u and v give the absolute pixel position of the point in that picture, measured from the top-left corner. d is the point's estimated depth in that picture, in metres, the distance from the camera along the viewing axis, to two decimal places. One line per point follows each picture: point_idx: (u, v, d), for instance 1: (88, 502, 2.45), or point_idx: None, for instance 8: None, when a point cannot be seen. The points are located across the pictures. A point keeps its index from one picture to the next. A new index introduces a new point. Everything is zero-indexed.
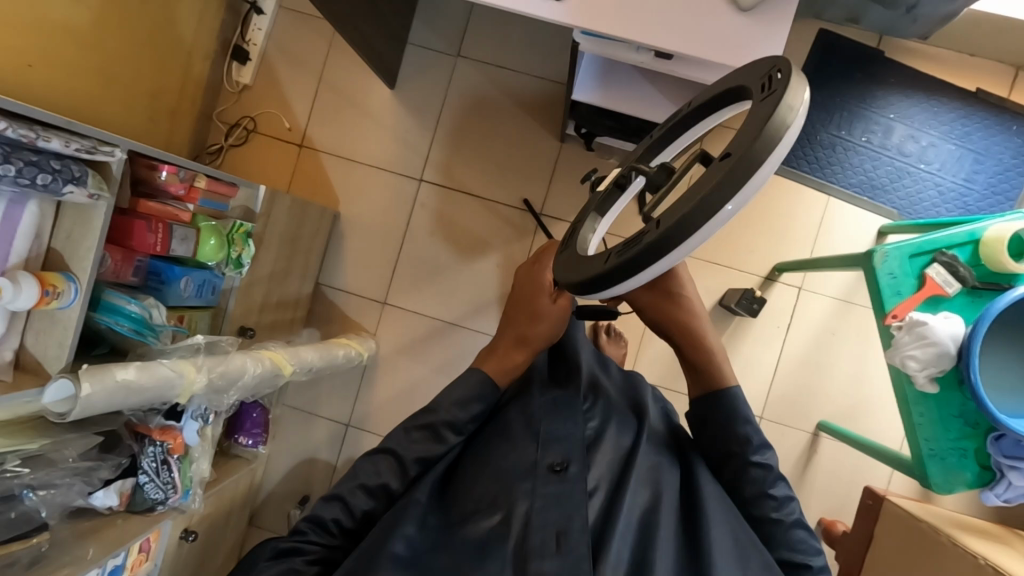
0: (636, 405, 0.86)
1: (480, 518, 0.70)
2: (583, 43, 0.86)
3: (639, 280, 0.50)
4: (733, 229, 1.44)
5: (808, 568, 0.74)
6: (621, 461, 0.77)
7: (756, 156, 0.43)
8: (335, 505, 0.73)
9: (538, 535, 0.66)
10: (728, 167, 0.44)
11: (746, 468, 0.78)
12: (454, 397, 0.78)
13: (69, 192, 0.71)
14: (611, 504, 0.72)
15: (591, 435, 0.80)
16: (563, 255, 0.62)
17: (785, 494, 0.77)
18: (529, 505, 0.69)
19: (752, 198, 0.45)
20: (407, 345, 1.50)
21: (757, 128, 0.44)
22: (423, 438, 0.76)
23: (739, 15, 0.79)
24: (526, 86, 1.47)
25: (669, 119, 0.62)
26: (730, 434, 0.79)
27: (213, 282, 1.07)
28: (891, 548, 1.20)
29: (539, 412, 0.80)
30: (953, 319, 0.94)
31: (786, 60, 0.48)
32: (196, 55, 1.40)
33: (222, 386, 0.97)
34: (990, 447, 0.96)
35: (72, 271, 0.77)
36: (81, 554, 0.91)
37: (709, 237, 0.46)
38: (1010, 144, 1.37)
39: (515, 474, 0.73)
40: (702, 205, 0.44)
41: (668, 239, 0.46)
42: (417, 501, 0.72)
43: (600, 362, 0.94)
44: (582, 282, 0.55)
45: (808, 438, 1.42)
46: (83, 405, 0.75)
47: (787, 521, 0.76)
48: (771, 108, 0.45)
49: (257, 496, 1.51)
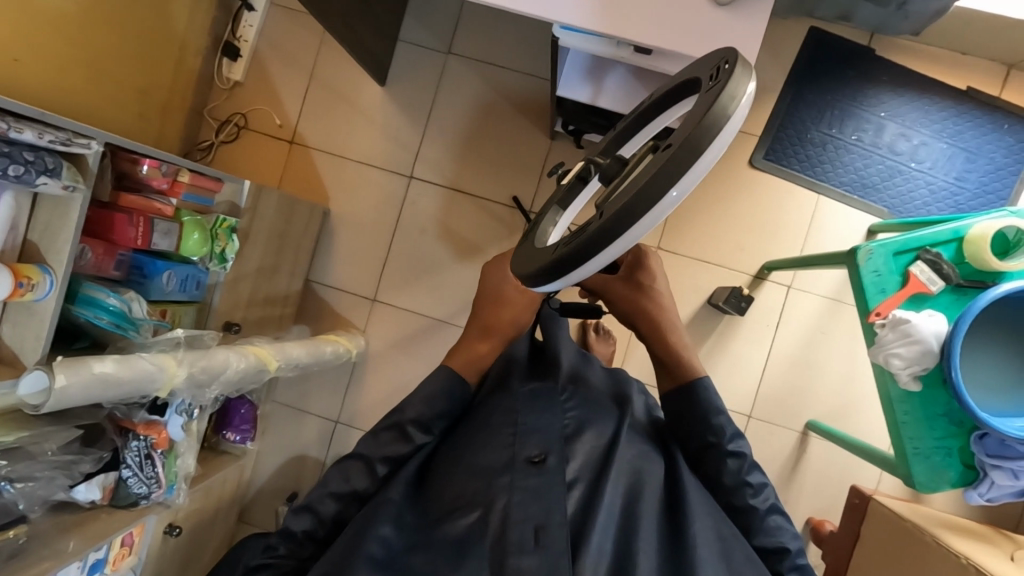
0: (619, 396, 0.82)
1: (456, 517, 0.63)
2: (562, 38, 0.86)
3: (588, 269, 0.50)
4: (724, 227, 1.44)
5: (786, 552, 0.71)
6: (602, 451, 0.70)
7: (698, 142, 0.44)
8: (305, 516, 0.67)
9: (516, 529, 0.60)
10: (671, 153, 0.45)
11: (720, 457, 0.75)
12: (423, 395, 0.74)
13: (43, 183, 0.71)
14: (591, 496, 0.65)
15: (570, 426, 0.72)
16: (522, 249, 0.62)
17: (760, 481, 0.74)
18: (508, 500, 0.62)
19: (696, 185, 0.46)
20: (396, 342, 1.50)
21: (700, 116, 0.45)
22: (393, 437, 0.71)
23: (719, 10, 0.79)
24: (517, 84, 1.47)
25: (629, 117, 0.63)
26: (705, 424, 0.77)
27: (197, 277, 1.08)
28: (875, 550, 1.21)
29: (520, 407, 0.72)
30: (937, 317, 0.94)
31: (734, 52, 0.49)
32: (186, 51, 1.41)
33: (204, 380, 0.97)
34: (974, 446, 0.95)
35: (49, 264, 0.78)
36: (61, 548, 0.92)
37: (655, 223, 0.46)
38: (1001, 143, 1.37)
39: (494, 469, 0.65)
40: (648, 190, 0.45)
41: (615, 224, 0.46)
42: (391, 500, 0.66)
43: (584, 355, 0.90)
44: (534, 272, 0.54)
45: (797, 438, 1.42)
46: (58, 397, 0.75)
47: (763, 509, 0.73)
48: (714, 98, 0.46)
49: (247, 493, 1.51)
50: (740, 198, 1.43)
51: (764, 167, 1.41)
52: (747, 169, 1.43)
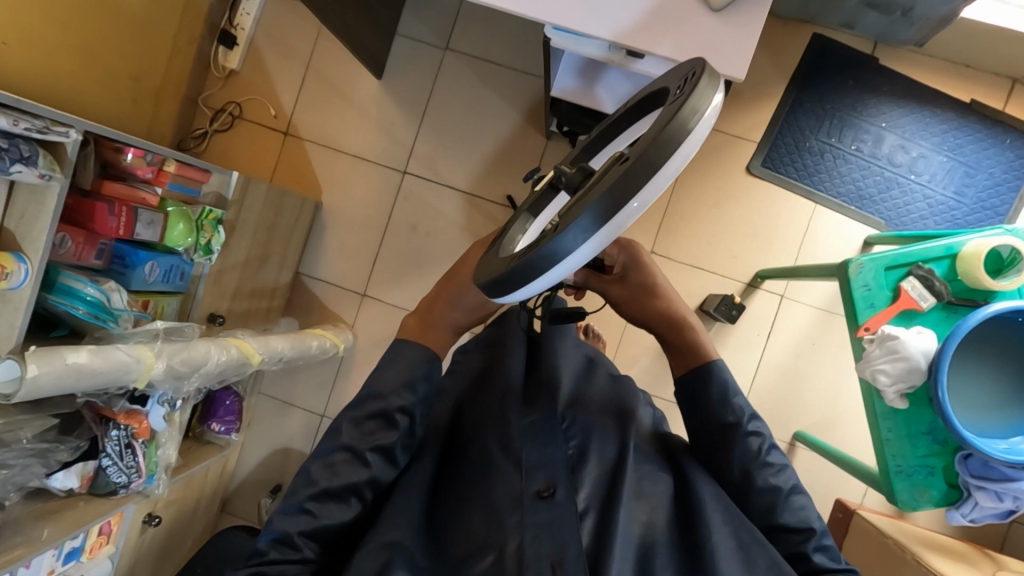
0: (623, 410, 0.79)
1: (474, 561, 0.61)
2: (554, 40, 0.84)
3: (541, 282, 0.49)
4: (717, 231, 1.42)
5: (811, 532, 0.67)
6: (608, 476, 0.69)
7: (656, 153, 0.43)
8: (299, 517, 0.61)
9: (534, 568, 0.59)
10: (629, 165, 0.44)
11: (742, 438, 0.71)
12: (393, 380, 0.69)
13: (18, 172, 0.71)
14: (604, 525, 0.64)
15: (573, 455, 0.71)
16: (489, 256, 0.60)
17: (780, 462, 0.71)
18: (519, 540, 0.61)
19: (656, 196, 0.45)
20: (384, 338, 1.49)
21: (662, 125, 0.45)
22: (378, 426, 0.67)
23: (712, 17, 0.78)
24: (513, 81, 1.45)
25: (603, 124, 0.62)
26: (723, 405, 0.73)
27: (181, 268, 1.07)
28: (856, 562, 1.20)
29: (517, 438, 0.70)
30: (925, 334, 0.93)
31: (702, 63, 0.49)
32: (182, 37, 1.39)
33: (184, 372, 0.96)
34: (958, 466, 0.94)
35: (24, 252, 0.77)
36: (36, 535, 0.91)
37: (611, 237, 0.46)
38: (1002, 158, 1.35)
39: (504, 506, 0.64)
40: (606, 203, 0.44)
41: (572, 237, 0.45)
42: (400, 544, 0.61)
43: (587, 365, 0.87)
44: (493, 282, 0.53)
45: (783, 448, 1.41)
46: (29, 388, 0.74)
47: (785, 489, 0.69)
48: (676, 108, 0.45)
49: (229, 484, 1.51)
50: (736, 204, 1.41)
51: (762, 175, 1.40)
52: (745, 176, 1.41)
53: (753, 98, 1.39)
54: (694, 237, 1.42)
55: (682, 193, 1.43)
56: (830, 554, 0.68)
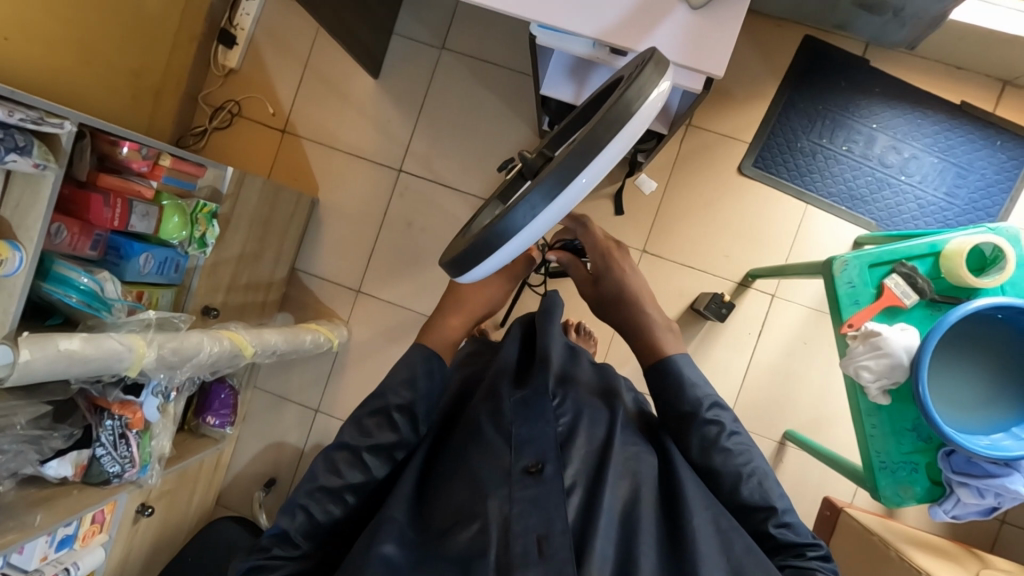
0: (609, 392, 0.81)
1: (457, 530, 0.63)
2: (539, 37, 0.86)
3: (499, 256, 0.54)
4: (707, 230, 1.43)
5: (773, 509, 0.68)
6: (597, 454, 0.70)
7: (602, 129, 0.50)
8: (296, 515, 0.62)
9: (519, 542, 0.61)
10: (578, 143, 0.50)
11: (698, 425, 0.72)
12: (401, 382, 0.69)
13: (12, 161, 0.72)
14: (591, 502, 0.66)
15: (563, 432, 0.72)
16: (458, 239, 0.65)
17: (742, 446, 0.71)
18: (507, 510, 0.63)
19: (603, 171, 0.51)
20: (379, 334, 1.50)
21: (608, 107, 0.51)
22: (377, 427, 0.67)
23: (691, 14, 0.79)
24: (505, 79, 1.47)
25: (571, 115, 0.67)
26: (679, 396, 0.74)
27: (177, 260, 1.09)
28: (845, 560, 1.21)
29: (508, 412, 0.71)
30: (908, 331, 0.93)
31: (655, 52, 0.55)
32: (182, 35, 1.42)
33: (176, 362, 0.98)
34: (941, 462, 0.95)
35: (18, 241, 0.79)
36: (29, 521, 0.93)
37: (564, 208, 0.52)
38: (993, 160, 1.35)
39: (490, 481, 0.65)
40: (558, 176, 0.50)
41: (527, 210, 0.51)
42: (394, 519, 0.63)
43: (572, 351, 0.87)
44: (455, 260, 0.58)
45: (774, 446, 1.41)
46: (22, 371, 0.76)
47: (745, 472, 0.69)
48: (623, 92, 0.52)
49: (224, 478, 1.52)
50: (726, 202, 1.43)
51: (753, 175, 1.41)
52: (736, 176, 1.42)
53: (744, 98, 1.40)
54: (686, 237, 1.43)
55: (673, 192, 1.44)
56: (797, 529, 0.69)
